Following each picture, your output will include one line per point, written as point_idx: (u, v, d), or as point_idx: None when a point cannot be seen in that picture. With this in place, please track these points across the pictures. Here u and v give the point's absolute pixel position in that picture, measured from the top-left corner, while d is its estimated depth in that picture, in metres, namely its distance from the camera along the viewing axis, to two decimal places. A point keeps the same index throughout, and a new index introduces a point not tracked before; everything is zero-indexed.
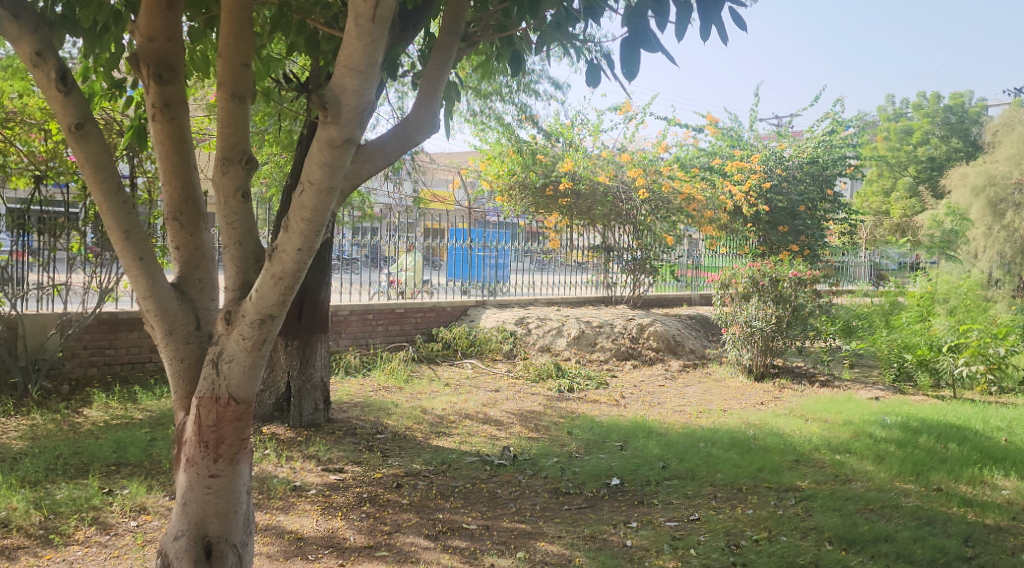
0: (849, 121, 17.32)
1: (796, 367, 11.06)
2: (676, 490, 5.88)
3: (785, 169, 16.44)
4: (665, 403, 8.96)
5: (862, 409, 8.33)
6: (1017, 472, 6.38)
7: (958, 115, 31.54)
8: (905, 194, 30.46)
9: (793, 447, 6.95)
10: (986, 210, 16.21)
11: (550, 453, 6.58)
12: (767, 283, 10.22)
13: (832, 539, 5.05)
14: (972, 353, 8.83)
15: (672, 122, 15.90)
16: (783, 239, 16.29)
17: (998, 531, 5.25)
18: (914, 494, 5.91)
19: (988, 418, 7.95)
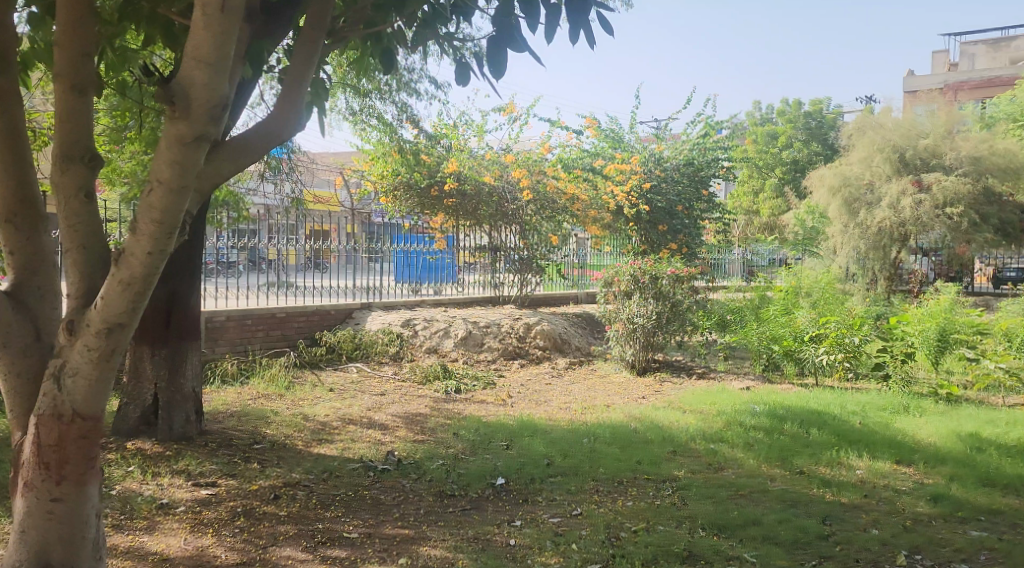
0: (720, 124, 18.02)
1: (675, 362, 11.41)
2: (559, 487, 5.95)
3: (664, 170, 16.92)
4: (551, 400, 9.06)
5: (734, 399, 8.69)
6: (870, 453, 6.80)
7: (817, 120, 33.51)
8: (772, 194, 32.04)
9: (671, 439, 7.16)
10: (842, 209, 17.22)
11: (435, 456, 6.53)
12: (647, 281, 10.53)
13: (704, 525, 5.23)
14: (830, 343, 9.36)
15: (555, 124, 16.15)
16: (663, 238, 16.66)
17: (853, 509, 5.58)
18: (781, 478, 6.20)
19: (846, 403, 8.45)
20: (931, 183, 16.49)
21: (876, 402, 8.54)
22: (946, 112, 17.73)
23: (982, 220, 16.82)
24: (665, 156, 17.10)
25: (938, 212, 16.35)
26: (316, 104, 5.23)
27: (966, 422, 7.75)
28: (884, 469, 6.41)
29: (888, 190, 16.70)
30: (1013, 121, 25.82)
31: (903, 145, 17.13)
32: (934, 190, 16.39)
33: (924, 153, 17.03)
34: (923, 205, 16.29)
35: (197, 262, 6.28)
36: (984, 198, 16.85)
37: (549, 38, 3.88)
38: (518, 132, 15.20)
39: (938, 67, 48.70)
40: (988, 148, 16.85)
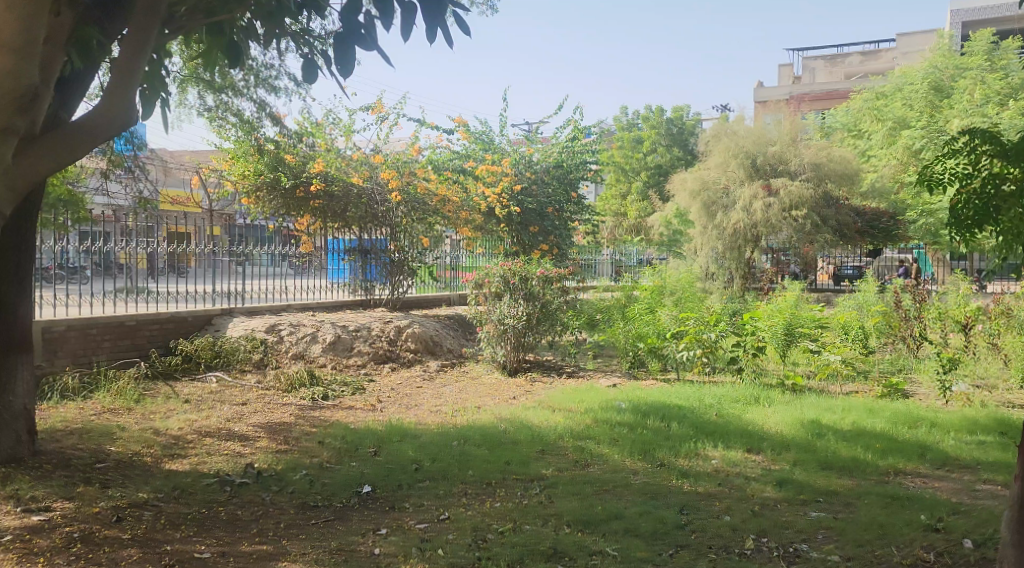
0: (588, 128, 18.40)
1: (546, 361, 11.53)
2: (427, 492, 5.86)
3: (534, 172, 17.23)
4: (421, 404, 8.94)
5: (601, 396, 8.87)
6: (724, 443, 7.09)
7: (678, 127, 34.93)
8: (638, 197, 33.08)
9: (540, 438, 7.20)
10: (701, 212, 18.00)
11: (298, 467, 6.29)
12: (517, 282, 10.59)
13: (569, 522, 5.28)
14: (690, 339, 9.75)
15: (425, 125, 16.01)
16: (534, 239, 16.86)
17: (708, 497, 5.78)
18: (642, 471, 6.36)
19: (704, 397, 8.79)
20: (779, 188, 17.43)
21: (731, 394, 8.94)
22: (791, 122, 18.86)
23: (823, 221, 17.81)
24: (534, 159, 17.42)
25: (786, 214, 17.33)
26: (153, 96, 5.04)
27: (809, 410, 8.22)
28: (735, 458, 6.70)
29: (741, 194, 17.58)
30: (850, 130, 27.72)
31: (754, 151, 18.07)
32: (782, 194, 17.34)
33: (773, 160, 17.99)
34: (772, 208, 17.26)
35: (27, 268, 5.79)
36: (825, 201, 17.94)
37: (405, 36, 3.85)
38: (386, 132, 14.96)
39: (787, 78, 51.76)
40: (827, 156, 17.96)
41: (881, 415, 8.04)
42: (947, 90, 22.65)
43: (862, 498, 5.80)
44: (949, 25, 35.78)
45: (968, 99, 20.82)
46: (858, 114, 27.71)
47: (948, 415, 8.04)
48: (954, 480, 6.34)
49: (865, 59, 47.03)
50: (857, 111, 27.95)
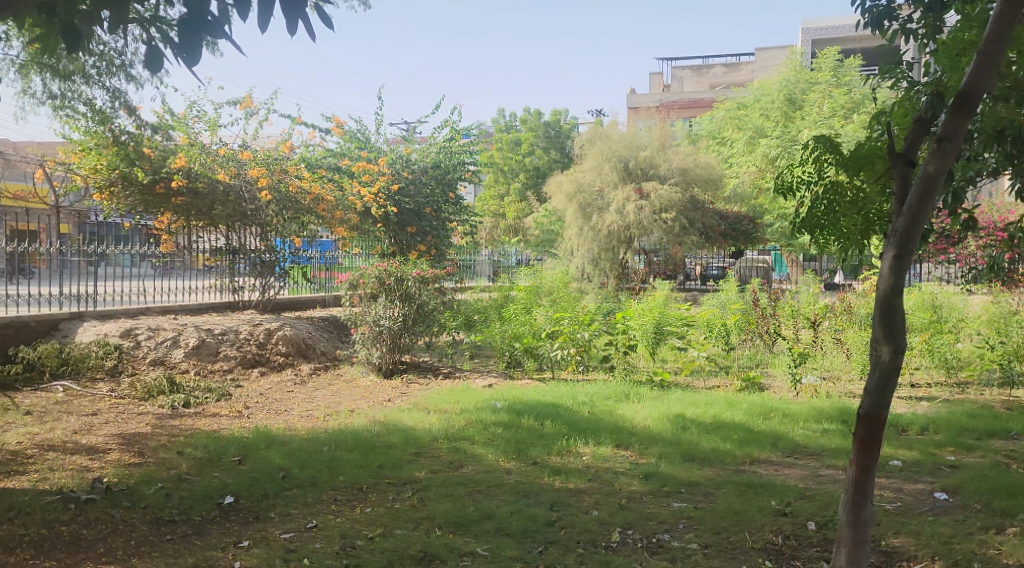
0: (466, 128, 18.38)
1: (422, 362, 11.39)
2: (294, 500, 5.65)
3: (412, 171, 16.98)
4: (291, 410, 8.64)
5: (477, 396, 8.85)
6: (595, 439, 7.20)
7: (555, 130, 35.54)
8: (516, 198, 33.37)
9: (414, 440, 7.09)
10: (577, 214, 18.29)
11: (153, 479, 5.93)
12: (393, 282, 10.40)
13: (441, 524, 5.20)
14: (564, 338, 9.95)
15: (297, 121, 15.50)
16: (412, 240, 16.61)
17: (578, 493, 5.85)
18: (516, 470, 6.36)
19: (578, 395, 8.92)
20: (650, 192, 17.98)
21: (602, 392, 9.11)
22: (660, 128, 19.62)
23: (691, 224, 18.54)
24: (410, 158, 17.16)
25: (656, 216, 17.87)
26: None
27: (675, 405, 8.48)
28: (605, 454, 6.82)
29: (615, 196, 17.99)
30: (713, 137, 28.94)
31: (626, 155, 18.57)
32: (653, 197, 17.86)
33: (643, 165, 18.57)
34: (644, 210, 17.75)
35: None
36: (691, 205, 18.67)
37: (264, 28, 3.68)
38: (257, 129, 14.21)
39: (656, 86, 53.63)
40: (693, 161, 18.85)
41: (740, 407, 8.39)
42: (799, 103, 24.37)
43: (720, 487, 6.02)
44: (802, 42, 38.05)
45: (818, 112, 22.31)
46: (721, 123, 28.96)
47: (799, 406, 8.48)
48: (803, 466, 6.69)
49: (727, 71, 49.32)
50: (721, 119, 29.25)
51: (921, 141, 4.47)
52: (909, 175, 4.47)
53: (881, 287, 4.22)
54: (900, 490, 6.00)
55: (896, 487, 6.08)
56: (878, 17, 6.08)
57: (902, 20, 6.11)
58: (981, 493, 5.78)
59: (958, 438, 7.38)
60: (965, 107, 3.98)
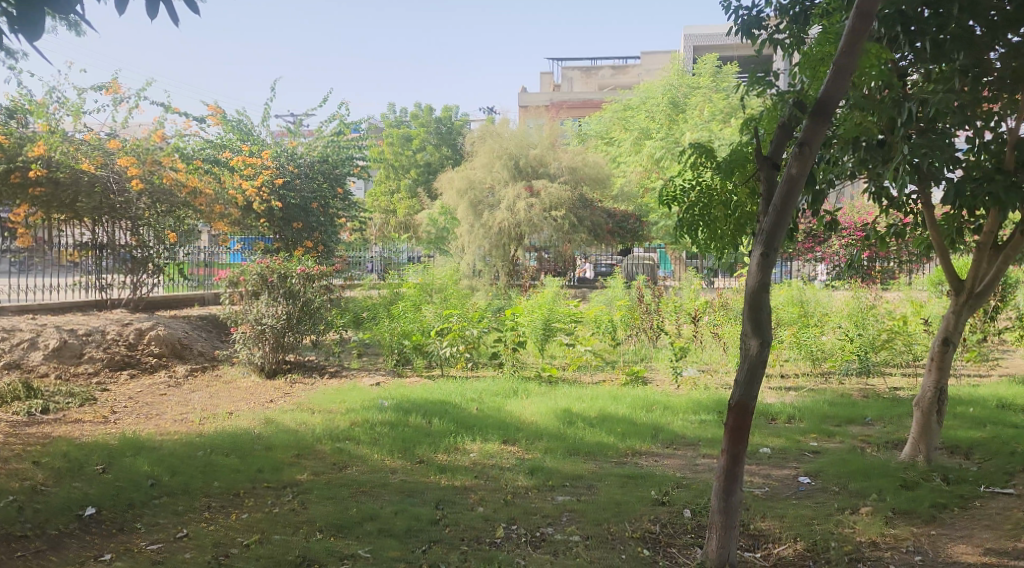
0: (355, 124, 18.08)
1: (307, 361, 11.11)
2: (164, 509, 5.39)
3: (297, 165, 16.36)
4: (163, 413, 8.25)
5: (362, 395, 8.70)
6: (481, 436, 7.20)
7: (446, 126, 35.42)
8: (407, 195, 33.05)
9: (296, 441, 6.89)
10: (468, 211, 18.25)
11: (4, 493, 5.51)
12: (276, 280, 10.10)
13: (321, 527, 5.07)
14: (453, 336, 9.83)
15: (170, 110, 14.84)
16: (298, 236, 16.14)
17: (463, 491, 5.83)
18: (401, 470, 6.28)
19: (466, 391, 8.91)
20: (540, 189, 18.26)
21: (491, 388, 9.12)
22: (550, 127, 19.85)
23: (580, 222, 18.89)
24: (297, 153, 16.55)
25: (546, 214, 18.08)
26: None
27: (562, 399, 8.59)
28: (492, 450, 6.83)
29: (505, 193, 18.11)
30: (600, 137, 29.53)
31: (516, 152, 18.68)
32: (543, 195, 18.16)
33: (533, 162, 18.72)
34: (534, 208, 17.95)
35: None
36: (580, 203, 19.02)
37: (122, 10, 3.53)
38: (126, 116, 13.55)
39: (547, 86, 54.38)
40: (582, 161, 19.19)
41: (623, 401, 8.58)
42: (681, 107, 25.29)
43: (603, 479, 6.13)
44: (684, 48, 39.42)
45: (699, 116, 23.12)
46: (608, 124, 29.58)
47: (678, 398, 8.75)
48: (681, 456, 6.91)
49: (614, 73, 50.51)
50: (609, 119, 29.88)
51: (785, 145, 4.68)
52: (773, 178, 4.68)
53: (750, 283, 4.38)
54: (768, 476, 6.28)
55: (765, 472, 6.37)
56: (748, 25, 6.37)
57: (770, 29, 6.39)
58: (840, 476, 6.13)
59: (821, 425, 7.80)
60: (823, 114, 4.25)
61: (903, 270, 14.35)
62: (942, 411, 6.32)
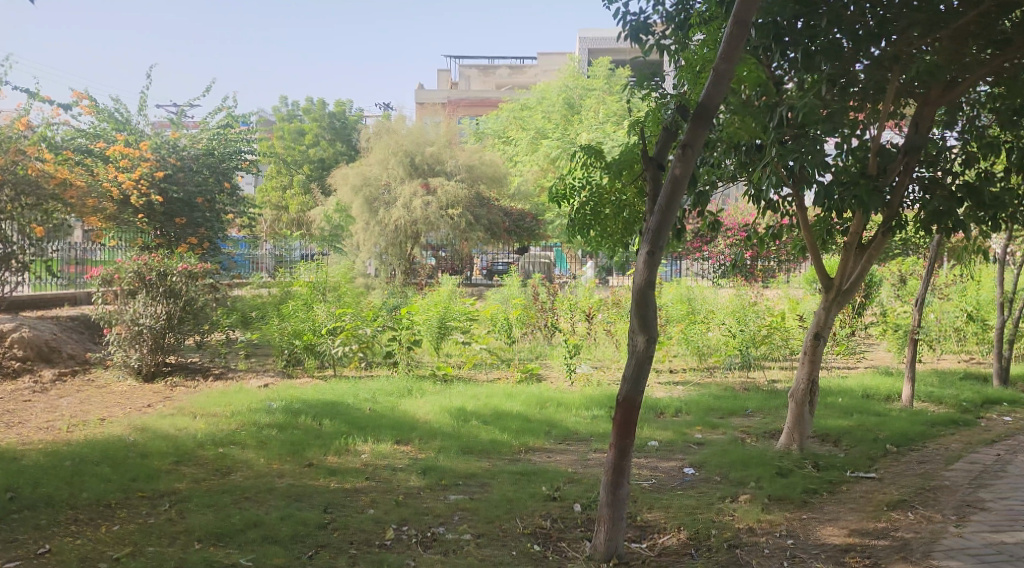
0: (242, 117, 17.46)
1: (190, 363, 10.68)
2: (24, 524, 5.06)
3: (180, 158, 15.64)
4: (27, 421, 7.75)
5: (249, 398, 8.43)
6: (374, 436, 7.09)
7: (341, 121, 34.79)
8: (300, 191, 32.28)
9: (175, 448, 6.60)
10: (364, 207, 17.89)
11: None
12: (154, 278, 9.64)
13: (200, 537, 4.87)
14: (346, 335, 9.64)
15: (36, 96, 13.93)
16: (181, 233, 15.32)
17: (353, 493, 5.72)
18: (288, 474, 6.11)
19: (359, 391, 8.76)
20: (437, 187, 18.14)
21: (385, 388, 9.00)
22: (447, 126, 19.79)
23: (476, 220, 18.94)
24: (178, 146, 15.77)
25: (443, 212, 18.00)
26: None
27: (456, 398, 8.57)
28: (384, 451, 6.74)
29: (401, 191, 17.88)
30: (497, 136, 29.61)
31: (412, 149, 18.54)
32: (439, 193, 18.05)
33: (430, 160, 18.57)
34: (431, 206, 17.83)
35: None
36: (477, 201, 19.08)
37: None
38: None
39: (445, 84, 54.27)
40: (478, 160, 19.26)
41: (518, 398, 8.64)
42: (577, 107, 25.69)
43: (495, 477, 6.15)
44: (579, 50, 40.06)
45: (594, 117, 23.53)
46: (504, 123, 29.70)
47: (571, 395, 8.85)
48: (572, 451, 7.02)
49: (511, 73, 50.85)
50: (506, 118, 30.03)
51: (669, 146, 4.81)
52: (659, 178, 4.81)
53: (637, 280, 4.46)
54: (655, 468, 6.45)
55: (652, 465, 6.54)
56: (635, 31, 6.53)
57: (658, 35, 6.56)
58: (722, 466, 6.36)
59: (705, 418, 8.06)
60: (704, 117, 4.38)
61: (782, 269, 15.02)
62: (814, 401, 6.70)
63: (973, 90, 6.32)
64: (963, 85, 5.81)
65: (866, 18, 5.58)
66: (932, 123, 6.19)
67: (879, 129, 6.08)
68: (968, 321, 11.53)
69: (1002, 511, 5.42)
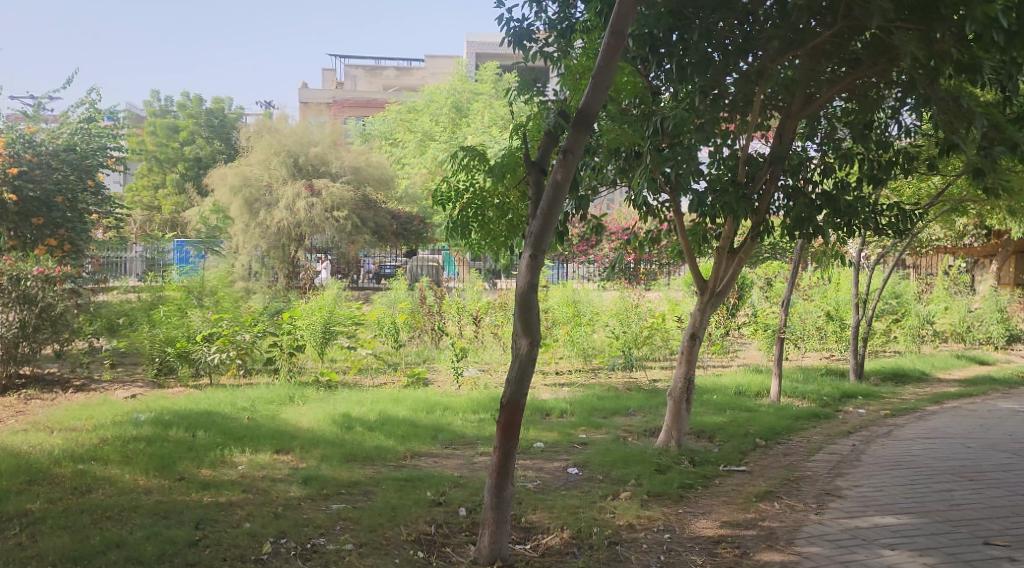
0: (108, 110, 16.19)
1: (48, 373, 10.01)
2: None
3: (38, 153, 13.99)
4: None
5: (115, 410, 7.98)
6: (252, 447, 6.84)
7: (219, 119, 33.55)
8: (173, 191, 30.83)
9: (29, 466, 6.16)
10: (243, 209, 17.17)
11: None
12: (6, 283, 8.99)
13: (54, 562, 4.55)
14: (223, 341, 9.28)
15: None
16: (37, 234, 13.80)
17: (227, 507, 5.49)
18: (157, 489, 5.81)
19: (236, 400, 8.43)
20: (321, 188, 17.74)
21: (264, 396, 8.71)
22: (332, 126, 19.38)
23: (362, 223, 18.71)
24: (37, 140, 14.09)
25: (328, 214, 17.61)
26: None
27: (340, 404, 8.39)
28: (263, 461, 6.52)
29: (283, 192, 17.31)
30: (384, 137, 29.28)
31: (296, 150, 18.09)
32: (323, 195, 17.64)
33: (314, 161, 18.18)
34: (315, 208, 17.38)
35: None
36: (363, 203, 18.81)
37: None
38: None
39: (330, 83, 53.38)
40: (365, 161, 19.09)
41: (405, 403, 8.53)
42: (464, 111, 26.03)
43: (379, 484, 6.05)
44: (467, 54, 40.22)
45: (480, 121, 23.64)
46: (391, 125, 29.45)
47: (457, 399, 8.82)
48: (458, 456, 6.99)
49: (398, 74, 50.48)
50: (392, 120, 29.75)
51: (551, 151, 4.88)
52: (541, 183, 4.86)
53: (520, 284, 4.47)
54: (539, 469, 6.50)
55: (537, 466, 6.59)
56: (520, 37, 6.55)
57: (541, 42, 6.61)
58: (604, 465, 6.47)
59: (589, 418, 8.20)
60: (584, 123, 4.43)
61: (663, 271, 15.52)
62: (691, 399, 6.91)
63: (830, 105, 6.72)
64: (821, 99, 6.18)
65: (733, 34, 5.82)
66: (796, 134, 6.50)
67: (747, 139, 6.37)
68: (828, 321, 12.30)
69: (857, 497, 5.76)
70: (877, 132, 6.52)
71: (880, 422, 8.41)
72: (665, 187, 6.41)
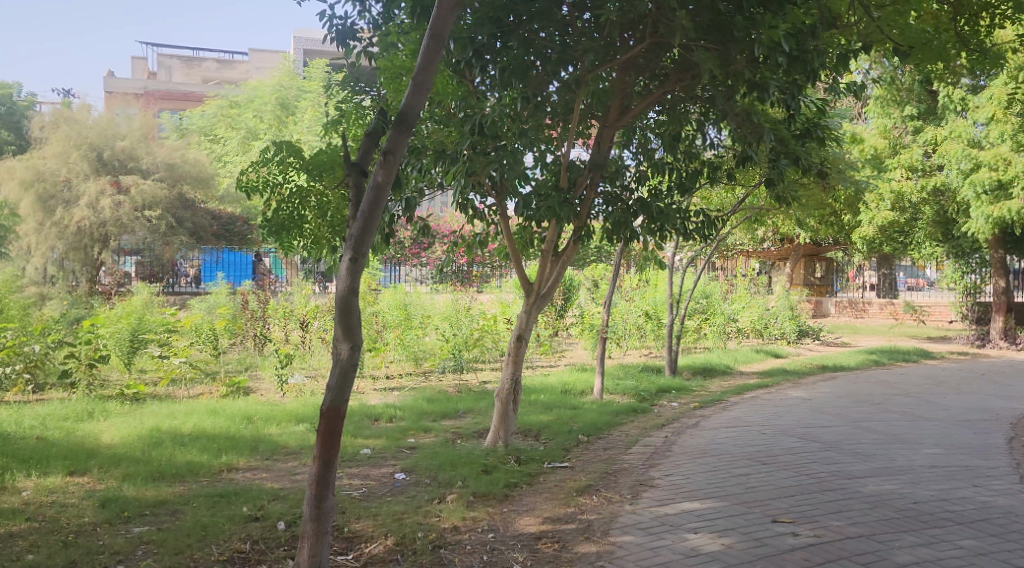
0: None
1: None
2: None
3: None
4: None
5: None
6: (40, 469, 6.24)
7: (7, 106, 30.52)
8: None
9: None
10: (35, 206, 15.88)
11: None
12: None
13: None
14: (7, 354, 8.38)
15: None
16: None
17: (6, 539, 4.96)
18: None
19: (23, 419, 7.64)
20: (129, 186, 16.51)
21: (57, 412, 7.97)
22: (142, 119, 18.19)
23: (178, 223, 17.61)
24: None
25: (136, 213, 16.41)
26: None
27: (148, 419, 7.83)
28: (52, 485, 5.95)
29: (85, 189, 16.07)
30: (202, 133, 27.83)
31: (99, 143, 16.84)
32: (132, 193, 16.43)
33: (121, 156, 16.98)
34: (122, 206, 16.18)
35: None
36: (179, 203, 17.71)
37: None
38: None
39: (141, 72, 50.14)
40: (180, 157, 17.94)
41: (222, 415, 8.09)
42: (291, 107, 25.20)
43: (188, 503, 5.69)
44: (294, 50, 39.26)
45: (305, 120, 22.97)
46: (211, 119, 28.05)
47: (280, 408, 8.47)
48: (278, 468, 6.70)
49: (219, 68, 48.20)
50: (212, 116, 28.35)
51: (371, 152, 4.73)
52: (362, 184, 4.71)
53: (339, 288, 4.32)
54: (364, 476, 6.35)
55: (363, 473, 6.43)
56: (342, 35, 6.27)
57: (365, 42, 6.38)
58: (431, 468, 6.43)
59: (419, 422, 8.14)
60: (405, 124, 4.32)
61: (494, 273, 15.74)
62: (518, 400, 7.02)
63: (644, 117, 7.07)
64: (635, 110, 6.44)
65: (553, 44, 5.94)
66: (612, 143, 6.75)
67: (567, 146, 6.56)
68: (646, 319, 12.98)
69: (668, 486, 6.05)
70: (686, 144, 6.89)
71: (690, 414, 8.90)
72: (491, 190, 6.47)
